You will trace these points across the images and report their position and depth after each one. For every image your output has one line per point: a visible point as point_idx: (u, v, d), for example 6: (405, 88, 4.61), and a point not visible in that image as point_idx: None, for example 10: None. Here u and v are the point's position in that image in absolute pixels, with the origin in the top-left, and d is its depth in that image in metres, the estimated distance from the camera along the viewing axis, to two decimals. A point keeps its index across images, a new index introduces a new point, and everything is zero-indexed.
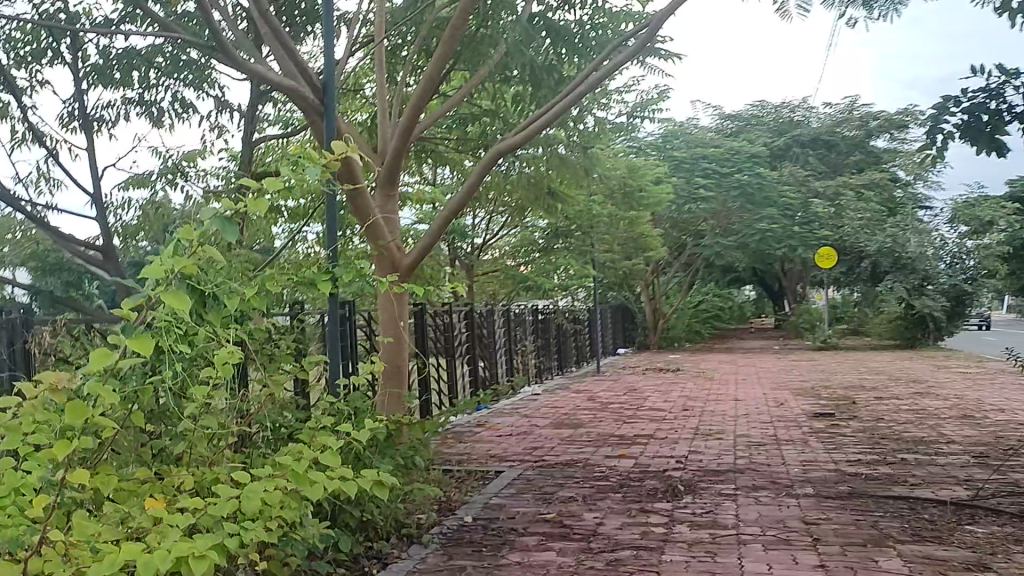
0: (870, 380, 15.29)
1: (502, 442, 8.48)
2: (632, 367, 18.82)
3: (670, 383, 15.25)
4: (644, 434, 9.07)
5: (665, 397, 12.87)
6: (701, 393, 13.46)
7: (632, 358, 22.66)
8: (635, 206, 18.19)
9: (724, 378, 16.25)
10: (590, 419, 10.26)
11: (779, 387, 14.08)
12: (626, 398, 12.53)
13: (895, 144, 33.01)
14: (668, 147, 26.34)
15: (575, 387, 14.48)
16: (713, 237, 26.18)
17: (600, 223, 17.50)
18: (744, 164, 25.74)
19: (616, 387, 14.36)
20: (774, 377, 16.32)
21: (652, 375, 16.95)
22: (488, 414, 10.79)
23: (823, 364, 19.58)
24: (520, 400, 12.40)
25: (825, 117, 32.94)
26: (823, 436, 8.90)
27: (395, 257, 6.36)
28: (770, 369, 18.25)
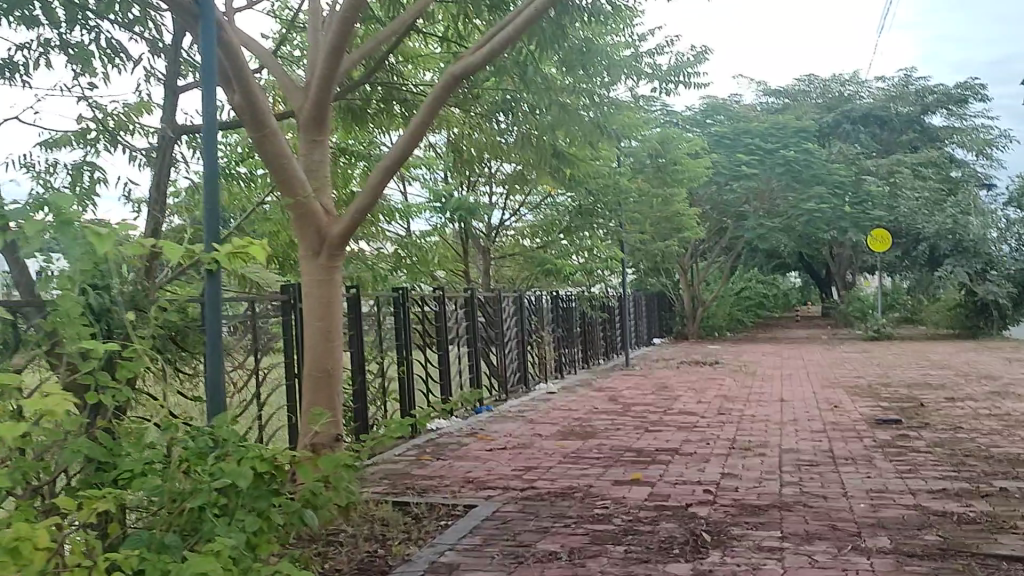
0: (936, 378, 13.41)
1: (491, 459, 6.86)
2: (666, 361, 17.09)
3: (707, 379, 13.52)
4: (668, 448, 7.40)
5: (698, 396, 11.17)
6: (741, 391, 11.75)
7: (669, 350, 20.92)
8: (669, 183, 16.39)
9: (767, 373, 14.50)
10: (607, 426, 8.60)
11: (832, 386, 12.31)
12: (653, 399, 10.85)
13: (953, 120, 30.75)
14: (708, 122, 24.51)
15: (597, 384, 12.82)
16: (756, 218, 24.32)
17: (629, 200, 15.76)
18: (791, 139, 23.83)
19: (642, 384, 12.70)
20: (824, 372, 14.53)
21: (687, 369, 15.23)
22: (486, 419, 9.20)
23: (879, 358, 17.66)
24: (529, 400, 10.80)
25: (878, 91, 30.75)
26: (893, 453, 7.15)
27: (321, 223, 4.76)
28: (820, 363, 16.41)
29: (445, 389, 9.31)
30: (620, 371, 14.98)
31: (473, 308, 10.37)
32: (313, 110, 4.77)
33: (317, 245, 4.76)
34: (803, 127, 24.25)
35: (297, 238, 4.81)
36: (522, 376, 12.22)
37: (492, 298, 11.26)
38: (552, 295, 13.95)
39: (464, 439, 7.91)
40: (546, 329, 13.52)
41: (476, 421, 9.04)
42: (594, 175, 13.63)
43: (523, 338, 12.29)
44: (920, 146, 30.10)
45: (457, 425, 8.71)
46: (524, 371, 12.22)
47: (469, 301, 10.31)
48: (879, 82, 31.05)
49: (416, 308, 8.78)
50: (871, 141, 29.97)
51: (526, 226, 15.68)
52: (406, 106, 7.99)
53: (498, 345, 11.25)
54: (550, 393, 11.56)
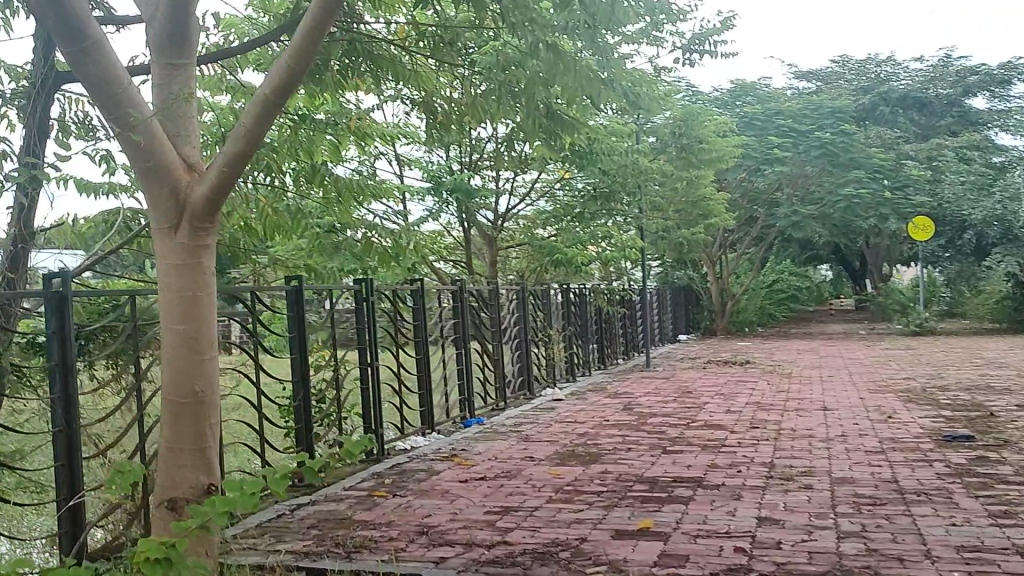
0: (998, 379, 11.72)
1: (463, 497, 5.40)
2: (691, 360, 15.53)
3: (737, 382, 11.97)
4: (689, 478, 5.89)
5: (727, 404, 9.63)
6: (776, 397, 10.23)
7: (694, 347, 19.33)
8: (692, 164, 14.79)
9: (804, 374, 12.94)
10: (616, 446, 7.10)
11: (881, 390, 10.73)
12: (674, 408, 9.34)
13: (998, 102, 28.84)
14: (737, 102, 22.90)
15: (611, 388, 11.31)
16: (790, 206, 22.67)
17: (649, 184, 14.20)
18: (826, 120, 22.15)
19: (660, 389, 11.18)
20: (869, 373, 12.92)
21: (715, 369, 13.66)
22: (475, 436, 7.75)
23: (927, 356, 15.95)
24: (529, 410, 9.33)
25: (918, 71, 28.89)
26: (976, 486, 5.57)
27: (179, 183, 3.36)
28: (862, 362, 14.75)
29: (426, 401, 7.86)
30: (640, 372, 13.46)
31: (464, 303, 8.88)
32: (162, 22, 3.35)
33: (173, 216, 3.36)
34: (840, 107, 22.56)
35: (148, 206, 3.42)
36: (529, 381, 10.72)
37: (488, 292, 9.77)
38: (566, 287, 12.48)
39: (437, 465, 6.45)
40: (555, 326, 12.02)
41: (460, 438, 7.58)
42: (603, 152, 12.11)
43: (528, 338, 10.80)
44: (963, 129, 28.22)
45: (435, 445, 7.27)
46: (528, 375, 10.71)
47: (459, 295, 8.83)
48: (919, 61, 29.16)
49: (386, 303, 7.33)
50: (910, 123, 28.14)
51: (535, 214, 14.17)
52: (371, 58, 6.56)
53: (496, 346, 9.76)
54: (556, 400, 10.06)
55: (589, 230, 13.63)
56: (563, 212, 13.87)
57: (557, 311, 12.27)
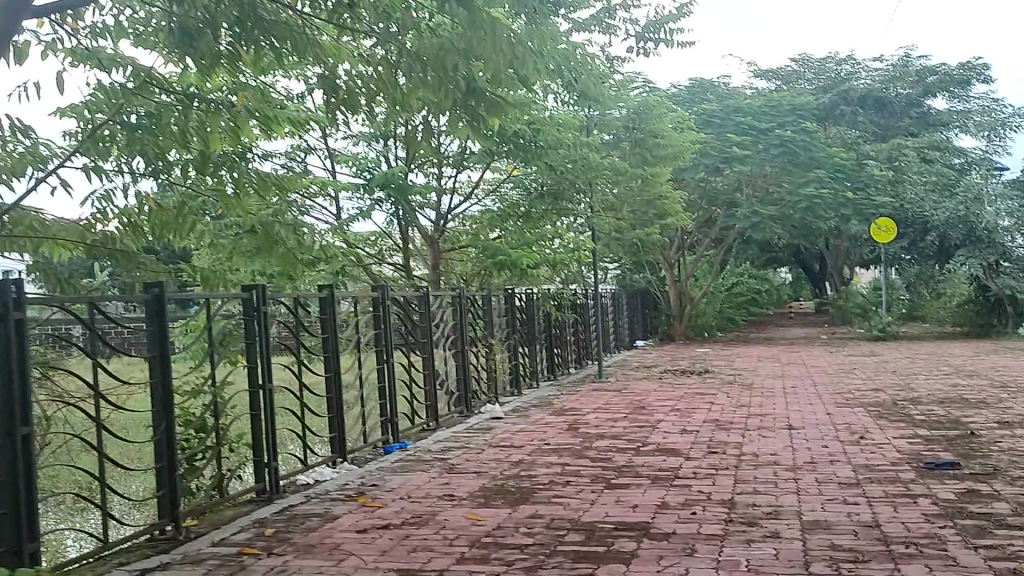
0: (972, 391, 10.89)
1: (356, 556, 4.39)
2: (647, 369, 14.60)
3: (693, 395, 11.04)
4: (632, 524, 4.92)
5: (682, 422, 8.68)
6: (737, 414, 9.31)
7: (652, 354, 18.47)
8: (646, 160, 13.85)
9: (766, 385, 12.07)
10: (551, 479, 6.11)
11: (850, 404, 9.85)
12: (622, 427, 8.37)
13: (958, 101, 28.37)
14: (696, 99, 22.06)
15: (557, 404, 10.34)
16: (749, 206, 21.90)
17: (600, 184, 13.25)
18: (787, 118, 21.38)
19: (609, 404, 10.23)
20: (835, 384, 12.07)
21: (670, 380, 12.74)
22: (393, 466, 6.72)
23: (892, 363, 15.17)
24: (462, 432, 8.32)
25: (878, 70, 28.27)
26: (973, 532, 4.64)
27: None
28: (826, 371, 13.91)
29: (337, 424, 6.87)
30: (590, 383, 12.51)
31: (387, 312, 7.86)
32: None
33: None
34: (801, 105, 21.80)
35: None
36: (466, 397, 9.72)
37: (418, 300, 8.71)
38: (511, 291, 11.48)
39: (336, 508, 5.42)
40: (498, 335, 11.01)
41: (376, 469, 6.56)
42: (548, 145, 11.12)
43: (466, 350, 9.80)
44: (924, 130, 27.66)
45: (343, 478, 6.29)
46: (465, 390, 9.71)
47: (380, 304, 7.80)
48: (879, 60, 28.55)
49: (287, 312, 6.34)
50: (870, 123, 27.52)
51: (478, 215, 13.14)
52: (271, 32, 5.32)
53: (428, 358, 8.73)
54: (494, 418, 9.05)
55: (536, 231, 12.64)
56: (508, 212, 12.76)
57: (501, 317, 11.28)
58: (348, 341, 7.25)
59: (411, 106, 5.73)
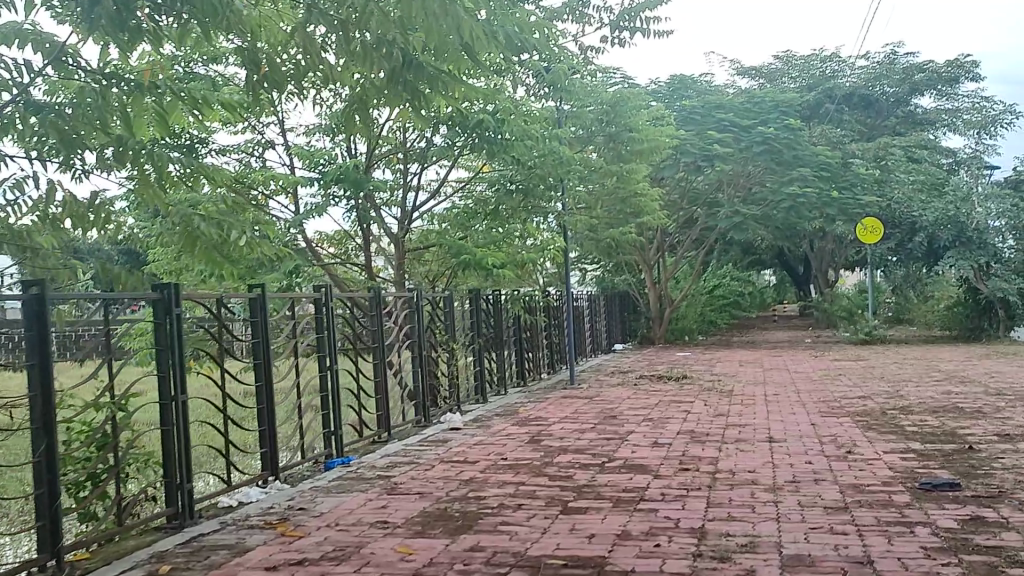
0: (963, 399, 10.32)
1: None
2: (622, 374, 13.97)
3: (668, 402, 10.41)
4: (587, 560, 4.27)
5: (654, 434, 8.04)
6: (713, 424, 8.68)
7: (630, 358, 17.84)
8: (621, 154, 13.21)
9: (747, 392, 11.45)
10: (502, 501, 5.44)
11: (835, 414, 9.25)
12: (589, 440, 7.71)
13: (944, 101, 27.93)
14: (678, 95, 21.44)
15: (523, 412, 9.69)
16: (731, 206, 21.32)
17: (573, 180, 12.62)
18: (770, 116, 20.81)
19: (577, 412, 9.59)
20: (819, 391, 11.47)
21: (645, 386, 12.12)
22: (329, 486, 6.05)
23: (877, 368, 14.63)
24: (415, 444, 7.65)
25: (864, 69, 27.76)
26: (982, 571, 4.01)
27: None
28: (809, 377, 13.33)
29: (267, 440, 6.22)
30: (562, 390, 11.87)
31: (331, 315, 7.13)
32: None
33: None
34: (785, 102, 21.23)
35: None
36: (425, 405, 9.04)
37: (369, 301, 8.00)
38: (476, 292, 10.81)
39: (251, 539, 4.75)
40: (461, 339, 10.35)
41: (308, 489, 5.89)
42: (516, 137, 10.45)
43: (423, 355, 9.11)
44: (909, 130, 27.18)
45: (269, 501, 5.60)
46: (422, 398, 9.03)
47: (322, 306, 7.05)
48: (864, 58, 28.05)
49: (206, 316, 5.69)
50: (855, 123, 27.00)
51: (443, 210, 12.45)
52: (189, 3, 4.39)
53: (379, 364, 8.02)
54: (451, 429, 8.37)
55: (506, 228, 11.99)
56: (474, 211, 11.94)
57: (465, 319, 10.64)
58: (280, 346, 6.53)
59: (347, 82, 5.04)
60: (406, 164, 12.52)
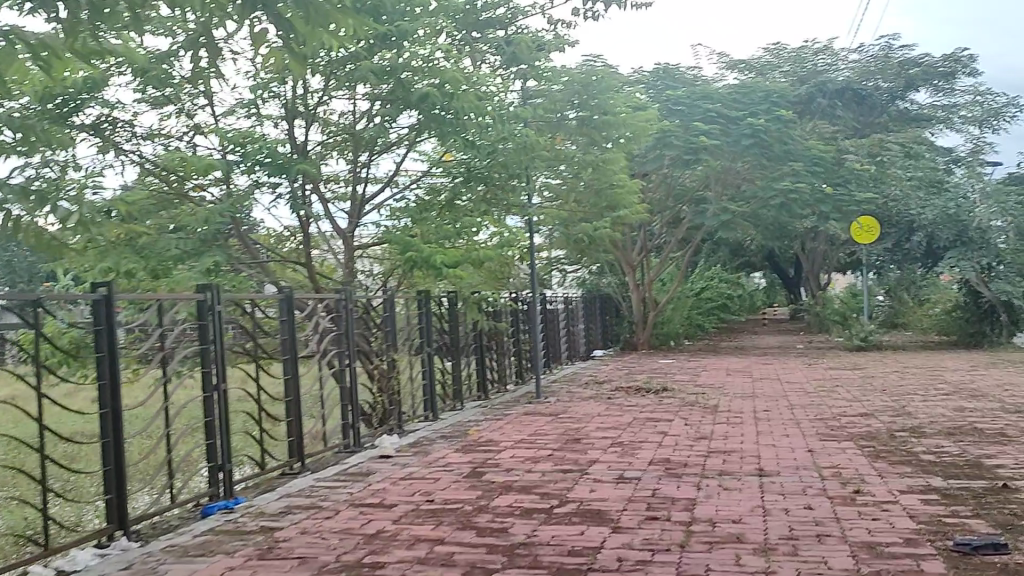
0: (980, 418, 9.02)
1: None
2: (596, 385, 12.64)
3: (643, 422, 9.06)
4: None
5: (621, 465, 6.69)
6: (691, 451, 7.34)
7: (607, 367, 16.51)
8: (594, 141, 11.85)
9: (733, 408, 10.14)
10: (404, 573, 4.08)
11: (836, 437, 7.92)
12: (541, 474, 6.34)
13: (940, 96, 26.70)
14: (662, 85, 20.09)
15: (473, 433, 8.34)
16: (718, 203, 20.02)
17: (539, 170, 11.25)
18: (760, 106, 19.52)
19: (535, 434, 8.22)
20: (814, 407, 10.15)
21: (620, 400, 10.79)
22: (191, 543, 4.67)
23: (877, 379, 13.31)
24: (326, 479, 6.28)
25: (858, 62, 26.47)
26: None
27: None
28: (803, 389, 12.01)
29: (112, 482, 4.71)
30: (524, 405, 10.53)
31: (218, 322, 5.71)
32: None
33: None
34: (777, 92, 19.89)
35: None
36: (354, 426, 7.67)
37: (278, 304, 6.59)
38: (429, 295, 9.51)
39: None
40: (403, 348, 8.96)
41: (159, 551, 4.52)
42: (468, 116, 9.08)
43: (353, 369, 7.73)
44: (904, 126, 25.95)
45: (96, 572, 4.19)
46: (348, 418, 7.64)
47: (208, 311, 5.67)
48: (859, 50, 26.76)
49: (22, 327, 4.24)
50: (849, 118, 25.71)
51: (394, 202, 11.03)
52: None
53: (290, 382, 6.59)
54: (381, 458, 6.98)
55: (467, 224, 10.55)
56: (427, 203, 10.53)
57: (412, 326, 9.27)
58: (133, 359, 5.09)
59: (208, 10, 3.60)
60: (352, 151, 11.14)
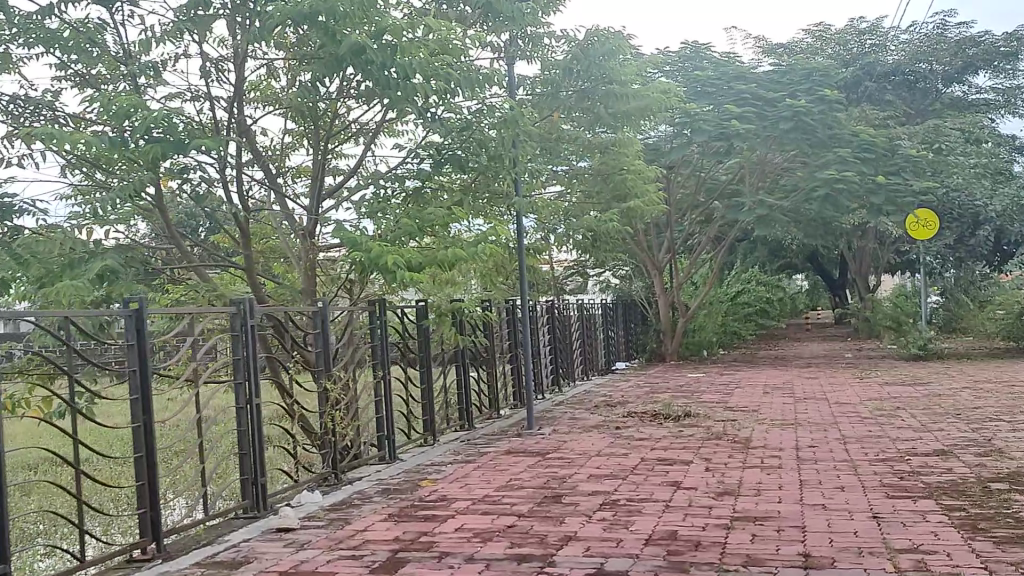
0: None
1: None
2: (605, 409, 10.67)
3: (653, 466, 7.07)
4: None
5: (603, 548, 4.71)
6: (710, 521, 5.32)
7: (628, 382, 14.48)
8: (597, 117, 9.82)
9: (771, 444, 8.09)
10: None
11: (909, 496, 5.88)
12: (483, 566, 4.39)
13: (1001, 79, 24.33)
14: (691, 67, 17.97)
15: (426, 486, 6.39)
16: (755, 196, 17.93)
17: (529, 151, 9.38)
18: (801, 86, 17.42)
19: (506, 487, 6.29)
20: (875, 442, 8.08)
21: (631, 432, 8.80)
22: None
23: (945, 399, 11.16)
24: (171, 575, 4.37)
25: (909, 44, 24.14)
26: None
27: None
28: (857, 414, 9.93)
29: None
30: (510, 440, 8.58)
31: None
32: None
33: None
34: (820, 72, 17.72)
35: None
36: (260, 482, 5.68)
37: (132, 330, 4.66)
38: (385, 303, 7.69)
39: None
40: (343, 374, 6.99)
41: None
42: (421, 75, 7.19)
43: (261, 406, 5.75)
44: (961, 112, 23.60)
45: None
46: (251, 474, 5.63)
47: None
48: (910, 30, 24.33)
49: None
50: (901, 104, 23.35)
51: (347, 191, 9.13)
52: None
53: (143, 432, 4.63)
54: (277, 532, 5.09)
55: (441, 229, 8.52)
56: (386, 200, 8.64)
57: (360, 346, 7.42)
58: None
59: None
60: (313, 135, 9.47)
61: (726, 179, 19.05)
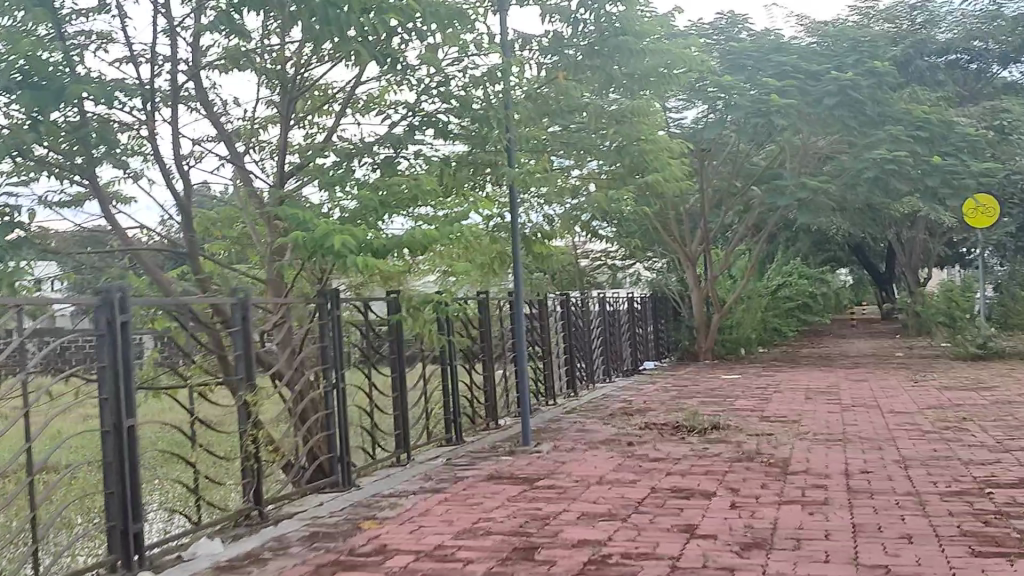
0: None
1: None
2: (620, 420, 9.18)
3: (663, 501, 5.59)
4: None
5: None
6: None
7: (652, 385, 12.97)
8: (607, 79, 8.30)
9: (814, 469, 6.55)
10: None
11: (1002, 553, 4.34)
12: None
13: None
14: (725, 40, 16.46)
15: (365, 529, 4.96)
16: (796, 179, 16.32)
17: (522, 117, 7.90)
18: (847, 58, 15.77)
19: (466, 533, 4.84)
20: (943, 467, 6.51)
21: (645, 452, 7.31)
22: None
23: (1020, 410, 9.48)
24: None
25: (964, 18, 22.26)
26: None
27: None
28: (916, 429, 8.32)
29: None
30: (496, 461, 7.14)
31: None
32: None
33: None
34: (868, 44, 16.07)
35: None
36: (133, 530, 4.28)
37: None
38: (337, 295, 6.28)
39: None
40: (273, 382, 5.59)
41: None
42: (361, 5, 5.70)
43: (135, 429, 4.34)
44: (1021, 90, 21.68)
45: None
46: (123, 522, 4.24)
47: None
48: (964, 5, 22.48)
49: None
50: (954, 84, 21.53)
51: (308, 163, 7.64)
52: None
53: None
54: None
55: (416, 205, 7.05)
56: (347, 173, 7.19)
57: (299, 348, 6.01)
58: None
59: None
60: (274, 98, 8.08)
61: (765, 164, 17.45)
